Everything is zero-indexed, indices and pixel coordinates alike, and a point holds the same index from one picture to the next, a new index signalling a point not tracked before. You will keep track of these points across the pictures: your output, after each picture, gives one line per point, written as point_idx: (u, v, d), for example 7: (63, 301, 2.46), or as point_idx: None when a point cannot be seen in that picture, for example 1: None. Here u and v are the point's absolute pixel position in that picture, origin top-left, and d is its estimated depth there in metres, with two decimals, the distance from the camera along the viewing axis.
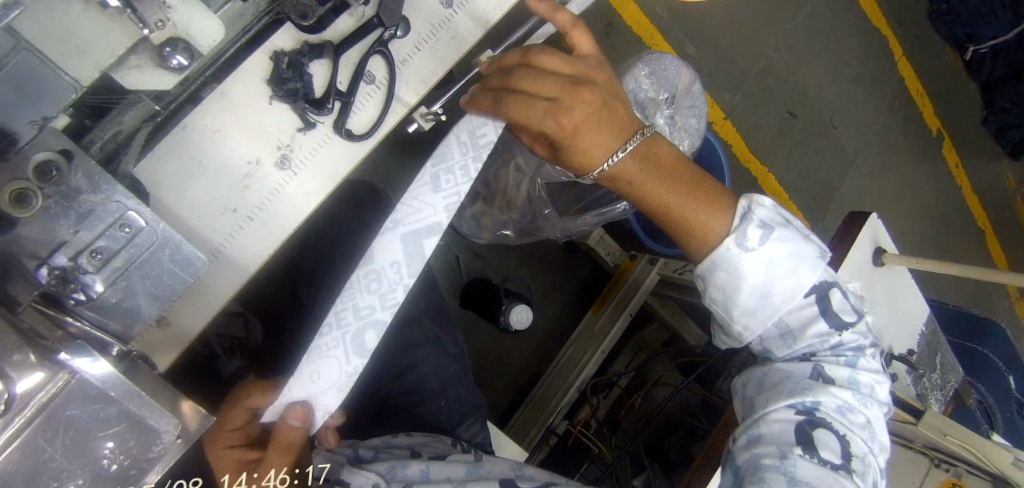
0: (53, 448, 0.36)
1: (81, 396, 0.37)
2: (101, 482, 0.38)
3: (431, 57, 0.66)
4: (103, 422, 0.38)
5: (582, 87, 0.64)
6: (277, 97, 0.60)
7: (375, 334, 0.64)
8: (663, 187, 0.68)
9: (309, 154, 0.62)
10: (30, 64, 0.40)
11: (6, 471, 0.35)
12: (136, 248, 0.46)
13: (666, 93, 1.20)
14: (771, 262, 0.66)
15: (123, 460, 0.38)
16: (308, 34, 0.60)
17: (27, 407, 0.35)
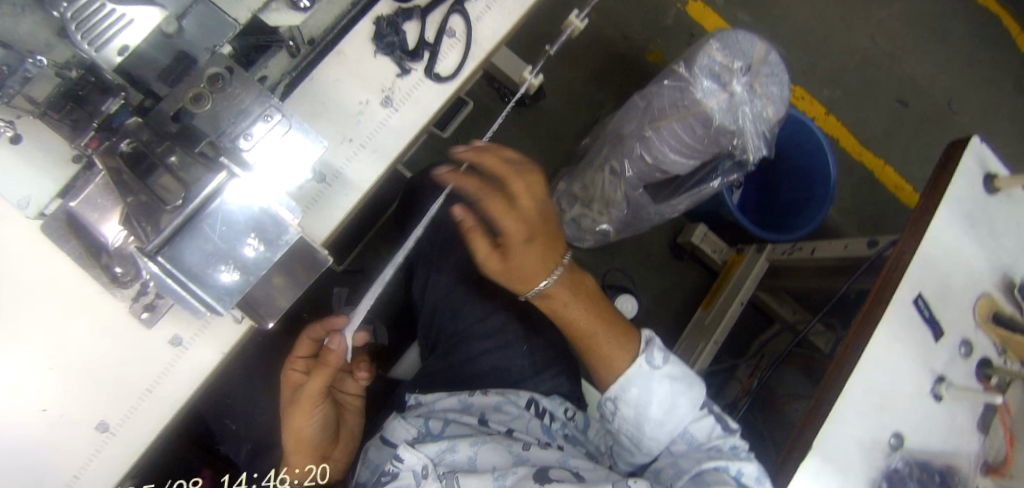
0: (214, 231, 0.55)
1: (237, 191, 0.55)
2: (246, 259, 0.56)
3: (502, 13, 0.80)
4: (244, 217, 0.56)
5: (514, 195, 0.86)
6: (380, 52, 0.75)
7: None
8: (582, 315, 0.90)
9: (408, 92, 0.76)
10: (207, 9, 0.60)
11: (185, 240, 0.54)
12: (276, 132, 0.60)
13: (740, 62, 1.25)
14: (672, 382, 0.85)
15: (260, 246, 0.56)
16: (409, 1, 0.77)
17: (198, 196, 0.54)
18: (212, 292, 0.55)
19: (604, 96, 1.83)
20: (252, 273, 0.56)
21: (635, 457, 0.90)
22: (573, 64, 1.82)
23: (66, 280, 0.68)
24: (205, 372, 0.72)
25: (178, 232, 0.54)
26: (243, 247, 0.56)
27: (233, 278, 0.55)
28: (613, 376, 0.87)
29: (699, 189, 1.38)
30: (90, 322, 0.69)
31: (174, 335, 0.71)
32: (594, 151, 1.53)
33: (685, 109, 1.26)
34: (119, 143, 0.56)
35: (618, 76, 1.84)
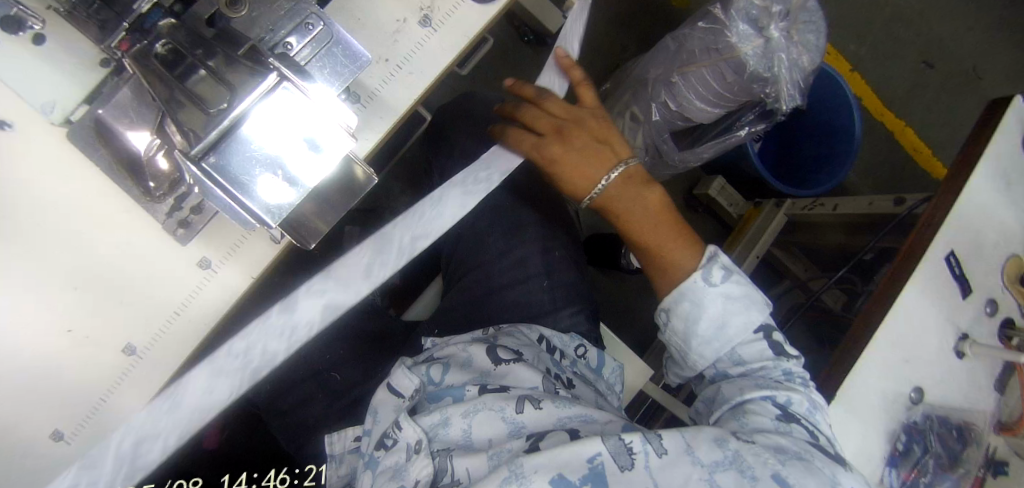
0: (256, 147, 0.50)
1: (282, 101, 0.50)
2: (297, 175, 0.51)
3: None
4: (294, 125, 0.50)
5: (564, 131, 0.81)
6: None
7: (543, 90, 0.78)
8: (639, 219, 0.81)
9: (447, 13, 0.72)
10: None
11: (228, 155, 0.49)
12: (318, 42, 0.58)
13: (779, 5, 1.18)
14: (728, 301, 0.75)
15: (311, 162, 0.51)
16: None
17: (235, 108, 0.49)
18: (263, 195, 0.50)
19: (626, 40, 1.75)
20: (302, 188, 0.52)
21: (684, 372, 0.83)
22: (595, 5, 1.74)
23: (85, 196, 0.65)
24: (234, 292, 0.70)
25: (225, 138, 0.49)
26: (292, 155, 0.51)
27: (285, 193, 0.51)
28: (671, 280, 0.79)
29: (724, 139, 1.35)
30: (115, 240, 0.66)
31: (202, 257, 0.69)
32: (616, 97, 1.48)
33: (718, 55, 1.22)
34: (154, 45, 0.52)
35: (641, 19, 1.76)
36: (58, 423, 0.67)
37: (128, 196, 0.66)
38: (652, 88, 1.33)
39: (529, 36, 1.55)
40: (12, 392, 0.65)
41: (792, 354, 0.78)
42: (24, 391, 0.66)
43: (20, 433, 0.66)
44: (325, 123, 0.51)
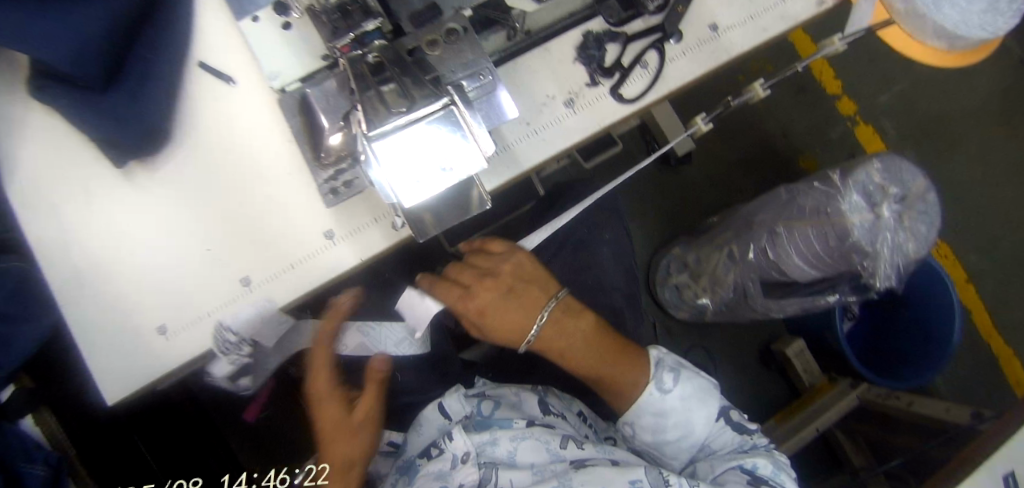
0: (414, 144, 0.59)
1: (446, 119, 0.60)
2: (436, 177, 0.60)
3: (693, 61, 0.88)
4: (445, 139, 0.60)
5: (484, 278, 0.86)
6: (579, 60, 0.85)
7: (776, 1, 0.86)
8: (581, 353, 0.90)
9: (589, 100, 0.85)
10: None
11: (392, 142, 0.58)
12: (484, 89, 0.71)
13: (897, 190, 1.22)
14: (684, 402, 0.88)
15: (450, 171, 0.60)
16: (620, 25, 0.86)
17: (411, 114, 0.59)
18: (404, 190, 0.59)
19: (745, 182, 1.75)
20: (435, 189, 0.60)
21: (663, 461, 0.93)
22: (727, 142, 1.75)
23: (269, 153, 0.81)
24: (341, 267, 0.81)
25: (394, 131, 0.58)
26: (437, 162, 0.60)
27: (421, 187, 0.59)
28: (629, 401, 0.90)
29: (813, 299, 1.34)
30: (270, 191, 0.81)
31: (329, 229, 0.81)
32: (719, 231, 1.54)
33: (824, 217, 1.23)
34: (367, 56, 0.68)
35: (769, 164, 1.75)
36: (167, 319, 0.79)
37: (297, 163, 0.81)
38: (756, 231, 1.38)
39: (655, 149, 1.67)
40: (149, 280, 0.80)
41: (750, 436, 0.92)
42: (155, 285, 0.80)
43: (138, 314, 0.79)
44: (472, 144, 0.61)
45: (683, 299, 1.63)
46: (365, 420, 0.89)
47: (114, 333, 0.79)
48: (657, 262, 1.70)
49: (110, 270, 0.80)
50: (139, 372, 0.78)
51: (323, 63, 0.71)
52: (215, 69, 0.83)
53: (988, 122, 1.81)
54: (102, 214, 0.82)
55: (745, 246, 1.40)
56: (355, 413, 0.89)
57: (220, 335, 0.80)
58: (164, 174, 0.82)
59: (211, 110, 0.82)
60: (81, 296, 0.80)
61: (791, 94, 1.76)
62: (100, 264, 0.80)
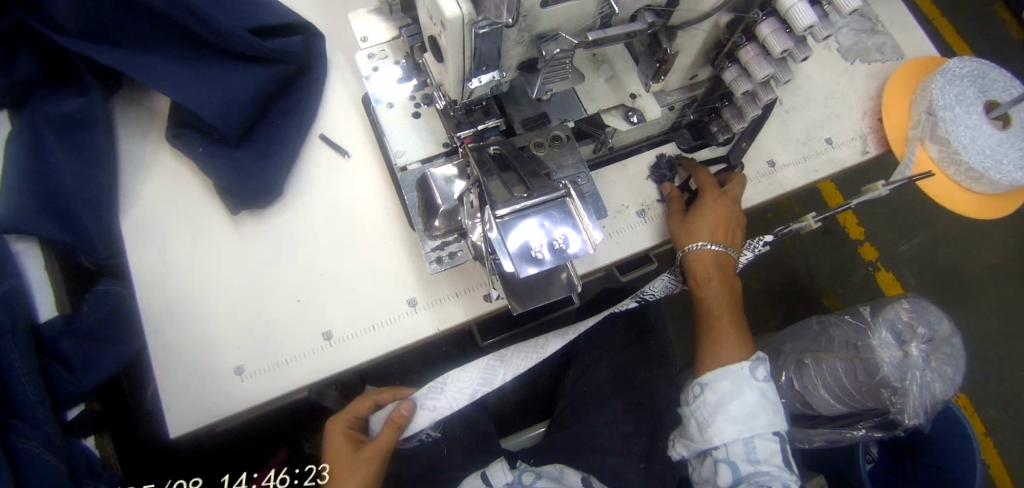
0: (533, 221, 0.65)
1: (563, 205, 0.67)
2: (551, 251, 0.64)
3: (752, 189, 0.99)
4: (561, 222, 0.66)
5: (711, 195, 0.90)
6: (652, 177, 0.96)
7: (835, 139, 1.03)
8: (720, 300, 0.90)
9: (658, 212, 0.95)
10: (568, 95, 0.85)
11: (515, 217, 0.65)
12: (589, 184, 0.82)
13: (925, 331, 1.28)
14: (763, 395, 0.85)
15: (564, 246, 0.65)
16: (690, 151, 0.99)
17: (534, 197, 0.67)
18: (519, 258, 0.63)
19: (770, 312, 1.80)
20: (550, 261, 0.64)
21: (694, 442, 0.88)
22: (754, 275, 1.84)
23: (371, 222, 0.91)
24: (418, 334, 0.86)
25: (517, 208, 0.66)
26: (552, 241, 0.65)
27: (536, 255, 0.64)
28: (709, 368, 0.90)
29: (839, 433, 1.32)
30: (364, 253, 0.89)
31: (411, 297, 0.88)
32: None
33: (854, 354, 1.30)
34: (486, 147, 0.77)
35: (792, 301, 1.82)
36: (246, 361, 0.84)
37: (395, 234, 0.90)
38: (785, 360, 1.45)
39: None
40: (237, 321, 0.86)
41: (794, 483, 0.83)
42: (244, 327, 0.85)
43: (221, 354, 0.84)
44: (584, 226, 0.66)
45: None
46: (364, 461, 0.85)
47: (199, 368, 0.84)
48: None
49: (199, 307, 0.86)
50: (212, 409, 0.82)
51: (442, 148, 0.81)
52: (333, 141, 0.94)
53: (1009, 280, 1.85)
54: (201, 254, 0.88)
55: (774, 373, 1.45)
56: (361, 451, 0.87)
57: (294, 384, 0.84)
58: (267, 225, 0.90)
59: (327, 178, 0.93)
60: (168, 326, 0.85)
61: (816, 236, 1.88)
62: (191, 300, 0.86)
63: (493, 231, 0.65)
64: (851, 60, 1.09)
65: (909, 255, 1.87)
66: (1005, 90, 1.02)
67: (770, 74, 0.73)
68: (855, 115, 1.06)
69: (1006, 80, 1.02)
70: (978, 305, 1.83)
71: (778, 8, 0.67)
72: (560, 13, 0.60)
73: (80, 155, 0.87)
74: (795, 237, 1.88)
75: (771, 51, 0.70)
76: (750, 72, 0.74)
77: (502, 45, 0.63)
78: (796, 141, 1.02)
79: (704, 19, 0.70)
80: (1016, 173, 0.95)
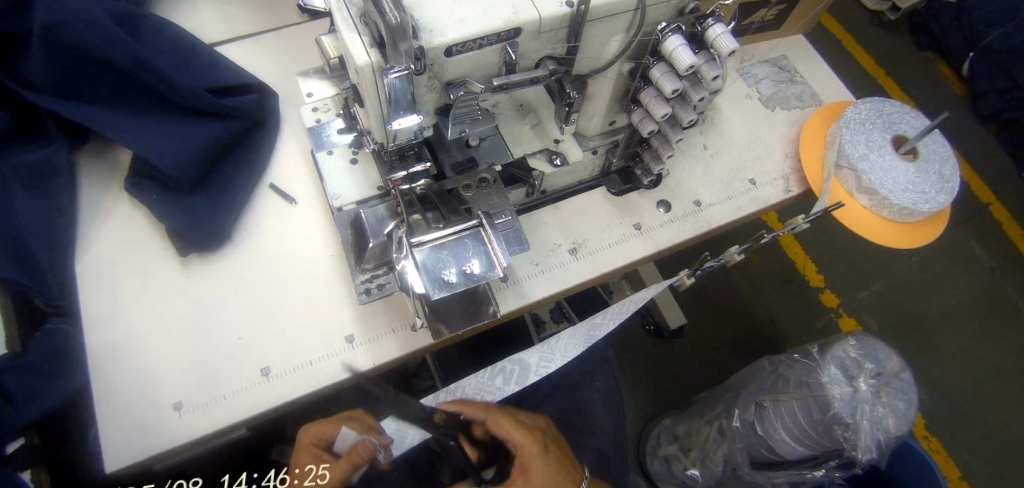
0: (444, 251, 0.72)
1: (474, 236, 0.73)
2: (461, 276, 0.70)
3: (679, 227, 1.04)
4: (472, 250, 0.72)
5: None
6: (585, 217, 1.02)
7: (758, 179, 1.11)
8: None
9: (590, 250, 1.00)
10: (495, 141, 0.93)
11: (427, 245, 0.72)
12: (513, 221, 0.87)
13: (874, 366, 1.30)
14: None
15: (473, 270, 0.71)
16: (621, 194, 1.05)
17: (445, 228, 0.73)
18: (429, 282, 0.69)
19: (736, 360, 1.82)
20: (459, 284, 0.69)
21: None
22: (719, 321, 1.86)
23: (314, 262, 0.95)
24: (353, 369, 0.89)
25: (430, 238, 0.72)
26: (462, 267, 0.71)
27: (445, 279, 0.69)
28: None
29: (802, 474, 1.30)
30: (307, 293, 0.93)
31: (350, 334, 0.91)
32: (709, 403, 1.60)
33: (809, 393, 1.30)
34: (414, 189, 0.85)
35: (757, 347, 1.83)
36: (185, 397, 0.87)
37: (335, 274, 0.95)
38: (744, 401, 1.45)
39: (651, 325, 1.83)
40: (178, 358, 0.89)
41: None
42: (185, 364, 0.88)
43: (161, 390, 0.87)
44: (492, 253, 0.72)
45: (674, 474, 1.60)
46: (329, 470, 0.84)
47: (138, 405, 0.86)
48: (648, 431, 1.71)
49: (142, 345, 0.89)
50: (143, 444, 0.84)
51: (376, 191, 0.88)
52: (282, 190, 1.01)
53: (973, 320, 1.88)
54: (149, 295, 0.92)
55: (732, 419, 1.45)
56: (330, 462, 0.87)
57: (229, 419, 0.85)
58: (215, 267, 0.94)
59: (274, 223, 0.98)
60: (108, 363, 0.88)
61: (778, 283, 1.92)
62: (135, 338, 0.90)
63: (408, 258, 0.71)
64: (772, 107, 1.18)
65: (872, 300, 1.90)
66: (910, 123, 1.10)
67: (668, 112, 0.82)
68: (776, 157, 1.14)
69: (910, 113, 1.11)
70: (942, 347, 1.83)
71: (663, 54, 0.77)
72: (464, 61, 0.71)
73: (41, 201, 0.94)
74: (757, 283, 1.92)
75: (664, 91, 0.79)
76: (651, 111, 0.83)
77: (415, 91, 0.72)
78: (720, 182, 1.09)
79: (608, 68, 0.81)
80: (935, 199, 1.02)
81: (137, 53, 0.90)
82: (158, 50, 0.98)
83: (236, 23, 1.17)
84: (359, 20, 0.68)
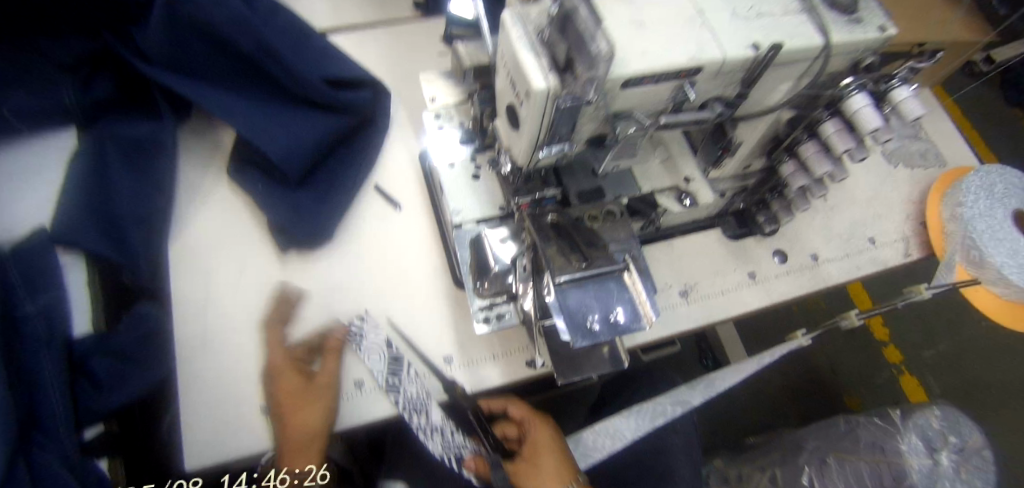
0: (587, 294, 0.67)
1: (617, 280, 0.69)
2: (608, 323, 0.65)
3: (794, 280, 0.98)
4: (618, 297, 0.67)
5: None
6: (698, 259, 0.97)
7: (877, 240, 1.04)
8: None
9: (702, 295, 0.94)
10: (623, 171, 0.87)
11: (571, 284, 0.67)
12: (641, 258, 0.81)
13: (956, 440, 1.23)
14: None
15: (619, 319, 0.66)
16: (736, 238, 0.99)
17: (588, 266, 0.68)
18: (572, 326, 0.64)
19: (791, 408, 1.75)
20: (607, 333, 0.64)
21: None
22: (777, 366, 1.80)
23: (415, 274, 0.91)
24: (449, 393, 0.83)
25: (573, 277, 0.67)
26: (608, 313, 0.66)
27: (593, 327, 0.64)
28: None
29: None
30: (407, 305, 0.89)
31: (448, 355, 0.86)
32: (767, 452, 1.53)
33: (881, 456, 1.24)
34: (542, 213, 0.79)
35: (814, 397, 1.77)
36: (270, 401, 0.81)
37: (437, 289, 0.90)
38: (805, 457, 1.33)
39: None
40: (269, 359, 0.84)
41: None
42: (274, 367, 0.83)
43: (247, 392, 0.82)
44: (636, 301, 0.67)
45: None
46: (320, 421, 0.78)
47: (222, 405, 0.81)
48: None
49: (233, 341, 0.85)
50: (224, 450, 0.78)
51: (498, 211, 0.83)
52: (387, 192, 0.96)
53: None
54: (244, 288, 0.88)
55: (791, 472, 1.33)
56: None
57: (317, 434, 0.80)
58: (314, 267, 0.90)
59: (376, 227, 0.94)
60: (197, 356, 0.84)
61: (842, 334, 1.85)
62: (226, 332, 0.86)
63: (551, 297, 0.66)
64: (895, 163, 1.12)
65: (935, 362, 1.83)
66: None
67: (829, 170, 0.76)
68: (896, 219, 1.07)
69: None
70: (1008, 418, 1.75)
71: (842, 111, 0.71)
72: (638, 94, 0.64)
73: (139, 179, 0.90)
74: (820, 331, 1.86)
75: (833, 149, 0.72)
76: (809, 166, 0.77)
77: (578, 120, 0.66)
78: (839, 238, 1.03)
79: (765, 115, 0.76)
80: None
81: (262, 38, 0.86)
82: (273, 28, 0.91)
83: (345, 12, 1.12)
84: (536, 39, 0.61)
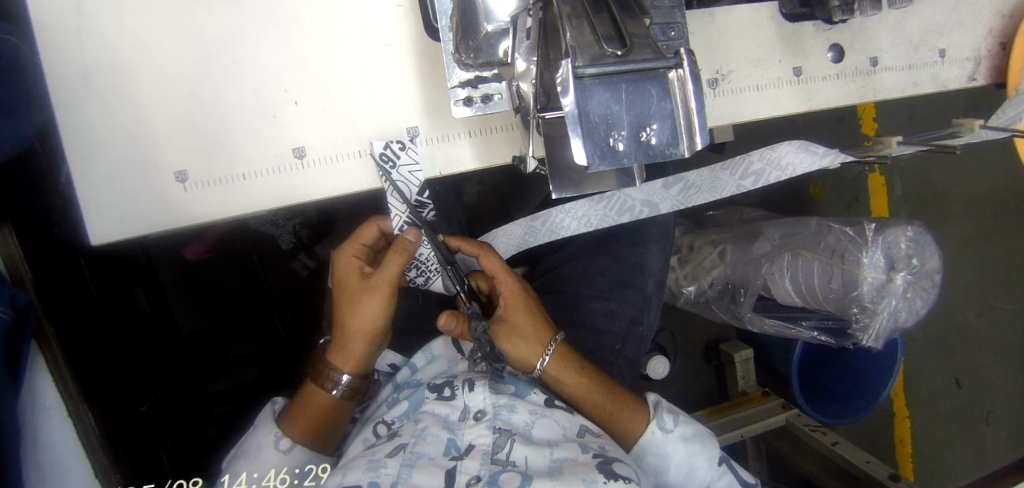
0: (616, 101, 0.51)
1: (657, 80, 0.52)
2: (636, 143, 0.52)
3: (841, 87, 0.82)
4: (656, 107, 0.52)
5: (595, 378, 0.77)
6: (739, 43, 0.78)
7: (954, 48, 0.84)
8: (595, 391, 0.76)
9: (730, 89, 0.79)
10: None
11: (596, 85, 0.50)
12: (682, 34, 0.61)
13: (919, 260, 1.15)
14: (689, 446, 0.77)
15: (653, 135, 0.52)
16: (792, 19, 0.79)
17: (620, 56, 0.51)
18: (590, 139, 0.51)
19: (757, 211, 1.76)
20: (636, 156, 0.52)
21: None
22: None
23: (375, 14, 0.67)
24: (420, 174, 0.71)
25: (602, 77, 0.50)
26: (642, 127, 0.52)
27: (618, 148, 0.51)
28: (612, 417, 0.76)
29: (790, 327, 1.27)
30: (361, 56, 0.67)
31: (413, 126, 0.70)
32: None
33: (835, 262, 1.17)
34: None
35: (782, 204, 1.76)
36: (189, 167, 0.66)
37: (404, 39, 0.68)
38: (759, 245, 1.32)
39: None
40: (181, 114, 0.65)
41: (589, 459, 0.63)
42: (186, 123, 0.65)
43: (156, 152, 0.65)
44: (675, 109, 0.52)
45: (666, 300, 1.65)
46: (375, 288, 0.70)
47: (126, 166, 0.65)
48: None
49: (127, 83, 0.64)
50: (140, 219, 0.66)
51: None
52: None
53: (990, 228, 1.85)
54: (135, 9, 0.64)
55: (745, 268, 1.31)
56: (368, 280, 0.71)
57: (252, 210, 0.68)
58: None
59: None
60: (80, 100, 0.64)
61: None
62: (117, 72, 0.64)
63: (568, 98, 0.50)
64: None
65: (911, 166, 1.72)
66: None
67: None
68: (986, 24, 0.85)
69: None
70: (955, 233, 1.73)
71: None
72: None
73: None
74: None
75: None
76: None
77: None
78: (908, 41, 0.83)
79: None
80: None
81: None
82: None
83: None
84: None
